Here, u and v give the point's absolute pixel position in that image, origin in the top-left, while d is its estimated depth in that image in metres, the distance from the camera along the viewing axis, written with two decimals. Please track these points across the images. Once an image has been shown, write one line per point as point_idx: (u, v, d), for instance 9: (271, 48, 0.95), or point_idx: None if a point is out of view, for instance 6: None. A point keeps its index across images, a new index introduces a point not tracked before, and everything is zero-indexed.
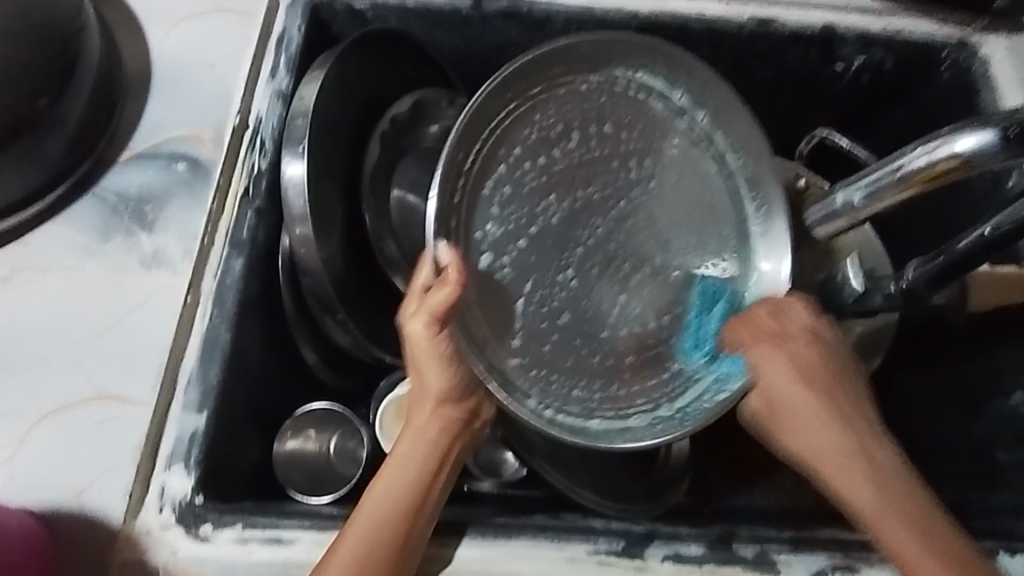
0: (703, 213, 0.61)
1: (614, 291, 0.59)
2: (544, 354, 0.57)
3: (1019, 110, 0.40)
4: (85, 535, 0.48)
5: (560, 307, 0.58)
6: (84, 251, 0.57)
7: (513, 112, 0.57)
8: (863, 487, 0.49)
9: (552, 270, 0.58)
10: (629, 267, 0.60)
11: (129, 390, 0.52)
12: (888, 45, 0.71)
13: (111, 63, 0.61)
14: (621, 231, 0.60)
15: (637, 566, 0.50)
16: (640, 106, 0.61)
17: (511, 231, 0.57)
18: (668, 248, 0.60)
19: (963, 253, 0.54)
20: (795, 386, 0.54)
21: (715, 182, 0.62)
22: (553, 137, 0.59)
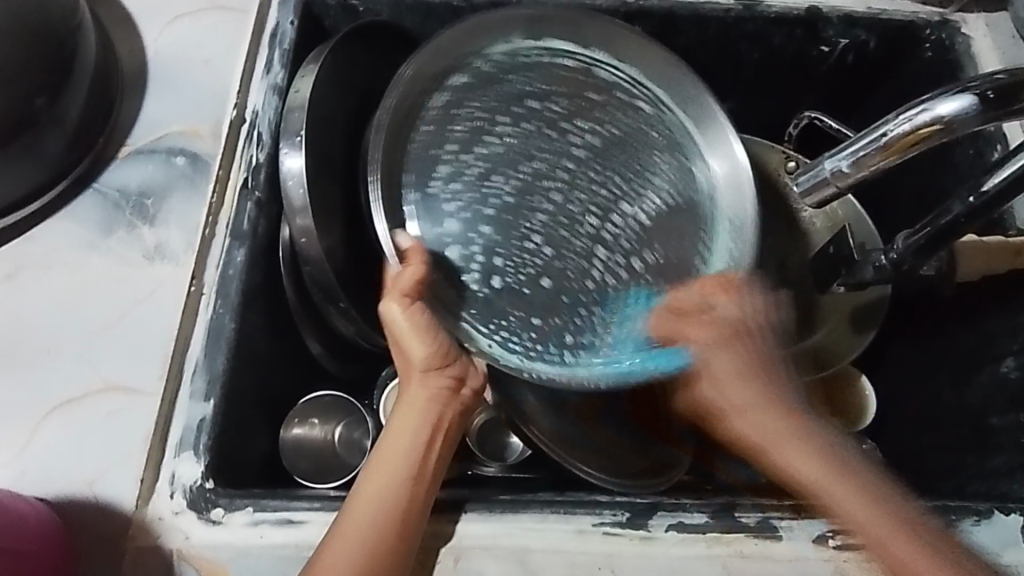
0: (651, 157, 0.60)
1: (584, 246, 0.58)
2: (528, 300, 0.57)
3: (990, 76, 0.42)
4: (98, 523, 0.49)
5: (537, 273, 0.57)
6: (87, 246, 0.57)
7: (437, 102, 0.59)
8: (812, 462, 0.52)
9: (516, 239, 0.57)
10: (594, 221, 0.58)
11: (137, 381, 0.53)
12: (870, 26, 0.73)
13: (108, 61, 0.62)
14: (591, 190, 0.59)
15: (642, 536, 0.51)
16: (556, 74, 0.61)
17: (468, 217, 0.57)
18: (630, 199, 0.59)
19: (950, 222, 0.55)
20: (749, 394, 0.56)
21: (648, 119, 0.61)
22: (480, 125, 0.59)
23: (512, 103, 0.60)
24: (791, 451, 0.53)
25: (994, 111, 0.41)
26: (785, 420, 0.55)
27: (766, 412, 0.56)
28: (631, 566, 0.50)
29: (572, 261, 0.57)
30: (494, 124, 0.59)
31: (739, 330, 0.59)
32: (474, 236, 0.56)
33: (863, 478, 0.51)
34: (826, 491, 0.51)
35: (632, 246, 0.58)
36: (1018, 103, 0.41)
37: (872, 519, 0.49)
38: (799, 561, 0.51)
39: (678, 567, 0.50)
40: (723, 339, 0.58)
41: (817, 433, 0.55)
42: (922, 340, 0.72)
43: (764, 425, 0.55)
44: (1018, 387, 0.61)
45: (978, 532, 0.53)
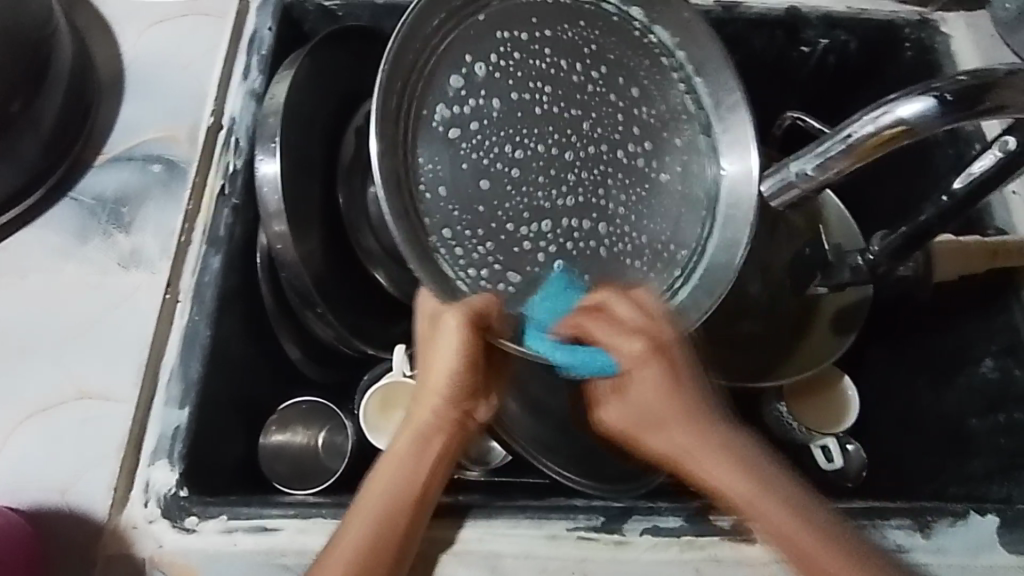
0: (648, 187, 0.54)
1: (535, 236, 0.53)
2: (462, 233, 0.52)
3: (955, 75, 0.42)
4: (71, 531, 0.49)
5: (483, 231, 0.52)
6: (63, 253, 0.57)
7: (469, 38, 0.53)
8: (737, 477, 0.51)
9: (474, 178, 0.52)
10: (565, 222, 0.53)
11: (112, 388, 0.53)
12: (850, 27, 0.73)
13: (84, 67, 0.62)
14: (577, 193, 0.53)
15: (616, 541, 0.51)
16: (643, 61, 0.56)
17: (451, 154, 0.52)
18: (605, 203, 0.54)
19: (923, 221, 0.55)
20: (660, 397, 0.54)
21: (687, 146, 0.56)
22: (534, 56, 0.54)
23: (567, 66, 0.54)
24: (713, 466, 0.52)
25: (956, 112, 0.41)
26: (684, 422, 0.54)
27: (685, 420, 0.53)
28: (605, 571, 0.50)
29: (519, 229, 0.52)
30: (529, 75, 0.53)
31: (667, 334, 0.53)
32: (438, 176, 0.51)
33: (789, 490, 0.51)
34: (748, 508, 0.51)
35: (578, 255, 0.53)
36: (979, 106, 0.42)
37: (811, 544, 0.48)
38: (772, 565, 0.51)
39: (651, 570, 0.51)
40: (647, 350, 0.53)
41: (728, 439, 0.53)
42: (903, 341, 0.73)
43: (680, 437, 0.53)
44: (997, 388, 0.62)
45: (953, 533, 0.53)
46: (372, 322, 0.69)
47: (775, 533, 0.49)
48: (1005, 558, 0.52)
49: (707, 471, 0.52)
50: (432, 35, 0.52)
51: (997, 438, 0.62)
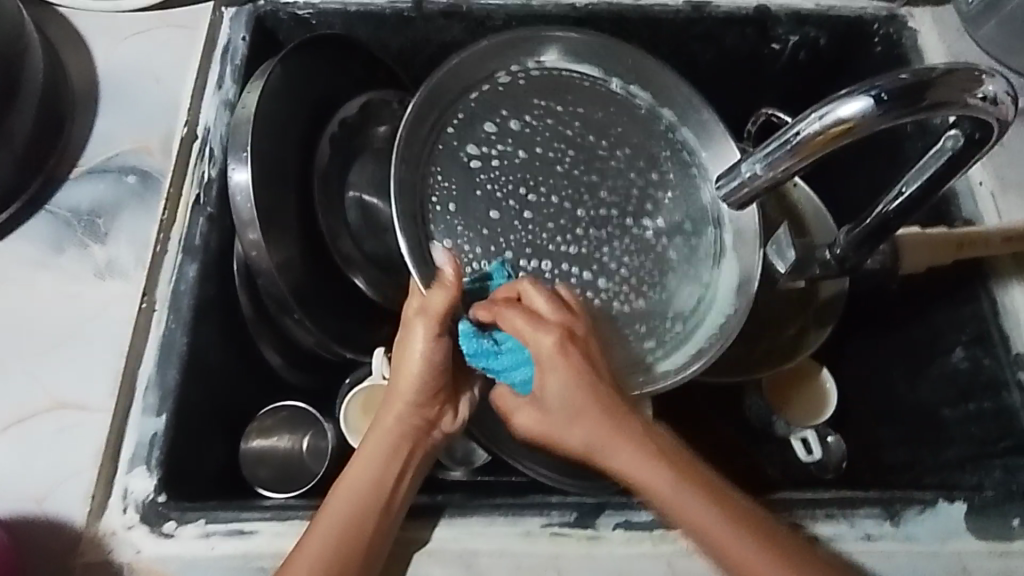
0: (641, 242, 0.61)
1: (536, 272, 0.58)
2: (473, 252, 0.57)
3: (894, 75, 0.44)
4: (47, 540, 0.49)
5: (483, 261, 0.58)
6: (39, 266, 0.58)
7: (498, 103, 0.62)
8: (658, 476, 0.49)
9: (487, 211, 0.59)
10: (571, 274, 0.59)
11: (89, 398, 0.54)
12: (820, 23, 0.74)
13: (58, 81, 0.62)
14: (579, 245, 0.60)
15: (590, 535, 0.52)
16: (651, 138, 0.64)
17: (470, 185, 0.59)
18: (606, 261, 0.60)
19: (882, 215, 0.56)
20: (580, 402, 0.49)
21: (692, 217, 0.62)
22: (555, 123, 0.63)
23: (590, 139, 0.63)
24: (622, 450, 0.50)
25: (896, 111, 0.43)
26: (604, 429, 0.50)
27: (602, 423, 0.50)
28: (579, 567, 0.51)
29: (524, 261, 0.58)
30: (552, 140, 0.63)
31: (574, 326, 0.51)
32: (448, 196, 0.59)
33: (719, 492, 0.50)
34: (664, 490, 0.49)
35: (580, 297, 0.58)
36: (920, 103, 0.43)
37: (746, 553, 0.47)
38: None
39: (624, 564, 0.51)
40: (560, 344, 0.49)
41: (649, 430, 0.51)
42: (880, 331, 0.74)
43: (600, 431, 0.50)
44: (967, 377, 0.62)
45: (922, 522, 0.54)
46: (353, 326, 0.70)
47: (697, 523, 0.49)
48: (973, 544, 0.53)
49: (624, 465, 0.50)
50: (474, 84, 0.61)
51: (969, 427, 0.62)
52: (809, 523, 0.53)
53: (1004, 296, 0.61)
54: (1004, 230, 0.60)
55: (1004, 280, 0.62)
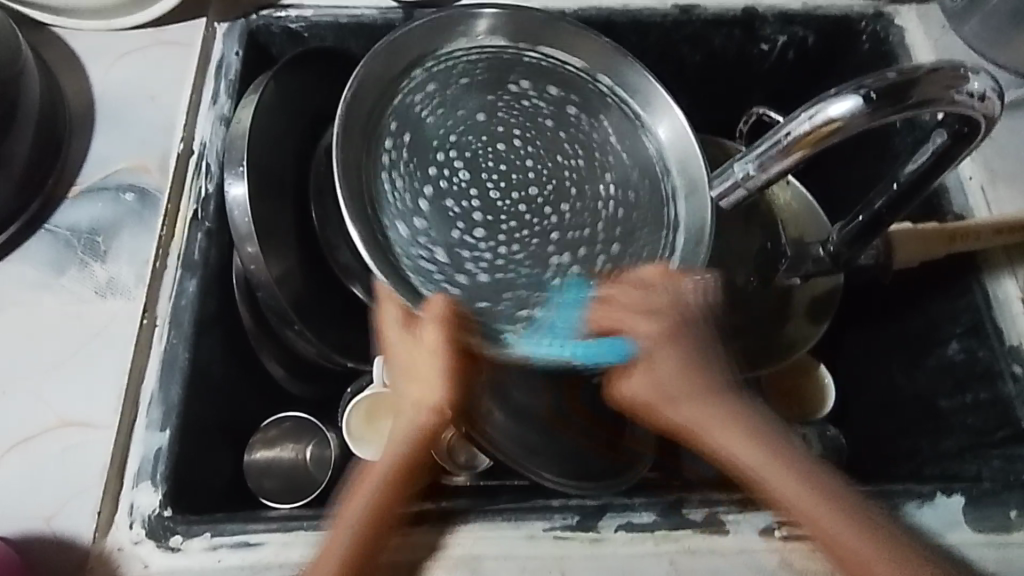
0: (569, 220, 0.63)
1: (462, 219, 0.61)
2: (409, 190, 0.61)
3: (881, 76, 0.45)
4: (58, 557, 0.50)
5: (418, 206, 0.60)
6: (40, 286, 0.59)
7: (485, 78, 0.65)
8: (752, 448, 0.53)
9: (430, 155, 0.62)
10: (495, 237, 0.61)
11: (94, 415, 0.54)
12: (807, 22, 0.75)
13: (54, 102, 0.63)
14: (525, 216, 0.62)
15: (592, 538, 0.52)
16: (628, 143, 0.66)
17: (424, 128, 0.63)
18: (532, 228, 0.62)
19: (875, 211, 0.57)
20: (672, 380, 0.56)
21: (631, 212, 0.63)
22: (532, 94, 0.66)
23: (567, 117, 0.66)
24: (724, 433, 0.54)
25: (883, 112, 0.44)
26: (704, 403, 0.56)
27: (703, 397, 0.56)
28: (583, 568, 0.51)
29: (454, 201, 0.61)
30: (535, 115, 0.65)
31: (677, 317, 0.57)
32: (405, 145, 0.62)
33: (824, 482, 0.52)
34: (767, 477, 0.52)
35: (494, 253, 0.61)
36: (907, 101, 0.44)
37: (850, 537, 0.49)
38: (746, 554, 0.52)
39: (627, 565, 0.52)
40: (668, 329, 0.57)
41: (743, 412, 0.56)
42: (877, 324, 0.74)
43: (698, 408, 0.56)
44: (964, 370, 0.63)
45: (921, 514, 0.54)
46: (353, 335, 0.70)
47: (784, 500, 0.51)
48: (972, 535, 0.54)
49: (721, 441, 0.54)
50: (490, 75, 0.65)
51: (966, 417, 0.63)
52: None
53: (995, 287, 0.62)
54: (994, 222, 0.61)
55: (996, 271, 0.62)
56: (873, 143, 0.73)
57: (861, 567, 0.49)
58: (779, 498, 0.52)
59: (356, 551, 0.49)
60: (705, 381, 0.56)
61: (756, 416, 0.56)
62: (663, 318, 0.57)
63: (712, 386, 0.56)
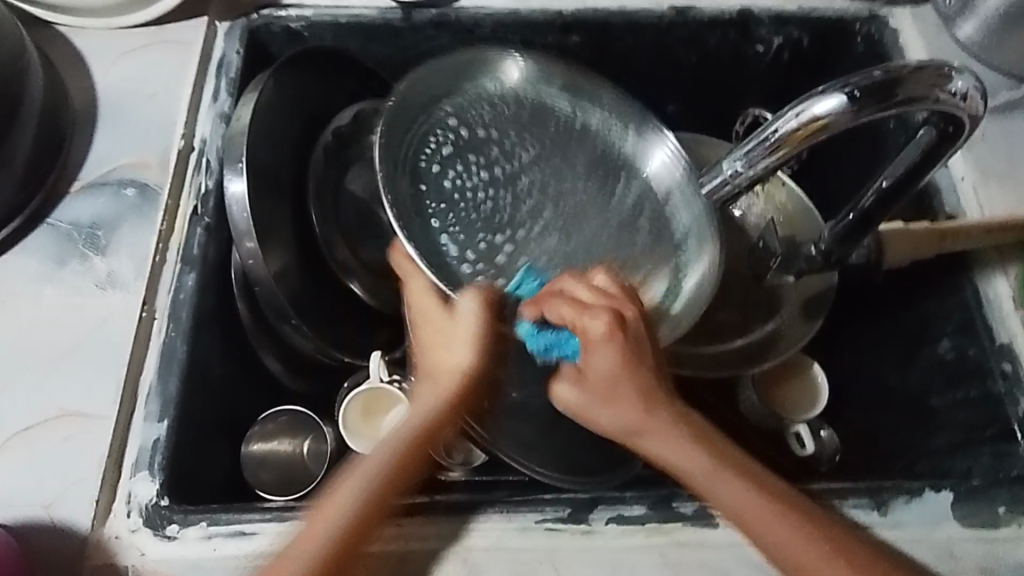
0: (552, 234, 0.68)
1: (477, 186, 0.69)
2: (445, 154, 0.68)
3: (866, 74, 0.45)
4: (56, 546, 0.51)
5: (446, 164, 0.68)
6: (41, 279, 0.60)
7: (552, 116, 0.71)
8: (683, 448, 0.54)
9: (479, 138, 0.70)
10: (493, 218, 0.68)
11: (94, 407, 0.55)
12: (802, 23, 0.75)
13: (57, 99, 0.64)
14: (527, 220, 0.69)
15: (584, 530, 0.53)
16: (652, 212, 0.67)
17: (490, 121, 0.70)
18: (524, 227, 0.68)
19: (864, 208, 0.58)
20: (613, 378, 0.54)
21: (611, 254, 0.67)
22: (586, 138, 0.71)
23: (605, 164, 0.70)
24: (660, 436, 0.55)
25: (868, 109, 0.45)
26: (651, 405, 0.55)
27: (640, 397, 0.55)
28: (575, 560, 0.52)
29: (479, 173, 0.69)
30: (581, 152, 0.71)
31: (627, 313, 0.54)
32: (459, 131, 0.69)
33: (761, 485, 0.52)
34: (706, 481, 0.53)
35: (483, 225, 0.68)
36: (893, 99, 0.45)
37: (784, 539, 0.50)
38: (736, 547, 0.53)
39: (618, 558, 0.52)
40: (601, 333, 0.53)
41: (680, 415, 0.56)
42: (870, 322, 0.75)
43: (631, 411, 0.55)
44: (954, 367, 0.64)
45: (909, 509, 0.55)
46: (351, 332, 0.71)
47: (716, 496, 0.52)
48: (961, 529, 0.54)
49: (653, 445, 0.55)
50: (561, 111, 0.71)
51: (956, 414, 0.63)
52: None
53: (986, 286, 0.63)
54: (984, 223, 0.62)
55: (986, 270, 0.63)
56: (867, 144, 0.74)
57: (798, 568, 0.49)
58: (709, 497, 0.52)
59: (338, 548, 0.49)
60: (644, 379, 0.55)
61: (687, 421, 0.55)
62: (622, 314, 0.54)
63: (651, 389, 0.55)
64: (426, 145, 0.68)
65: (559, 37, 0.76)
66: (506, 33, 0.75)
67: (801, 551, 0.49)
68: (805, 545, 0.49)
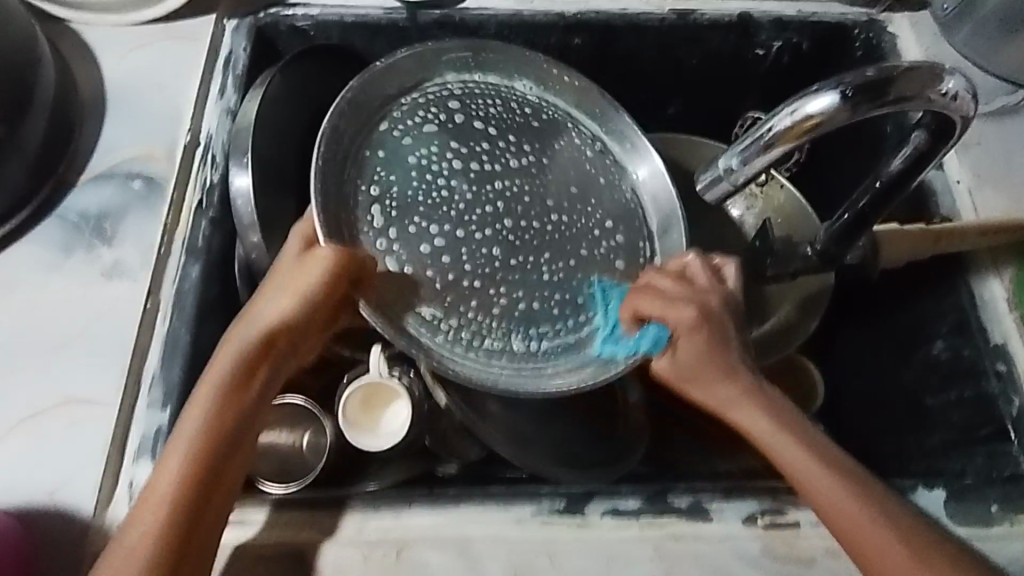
0: (498, 243, 0.59)
1: (422, 168, 0.58)
2: (388, 135, 0.59)
3: (856, 74, 0.47)
4: (59, 530, 0.51)
5: (383, 146, 0.59)
6: (49, 268, 0.60)
7: (524, 107, 0.65)
8: (763, 426, 0.55)
9: (430, 120, 0.60)
10: (429, 210, 0.57)
11: (98, 394, 0.56)
12: (801, 28, 0.76)
13: (67, 92, 0.65)
14: (468, 219, 0.58)
15: (579, 522, 0.54)
16: (617, 238, 0.63)
17: (444, 103, 0.62)
18: (467, 225, 0.58)
19: (858, 209, 0.59)
20: (698, 359, 0.56)
21: (551, 282, 0.60)
22: (556, 143, 0.64)
23: (572, 177, 0.63)
24: (746, 414, 0.55)
25: (860, 108, 0.46)
26: (733, 387, 0.56)
27: (726, 378, 0.56)
28: (571, 551, 0.53)
29: (427, 155, 0.59)
30: (548, 153, 0.63)
31: (710, 301, 0.57)
32: (414, 110, 0.61)
33: (840, 470, 0.52)
34: (786, 458, 0.53)
35: (419, 215, 0.57)
36: (885, 98, 0.46)
37: (861, 521, 0.50)
38: (730, 541, 0.53)
39: (613, 549, 0.53)
40: (693, 318, 0.56)
41: (763, 395, 0.56)
42: (866, 324, 0.76)
43: (715, 387, 0.56)
44: (948, 368, 0.64)
45: None
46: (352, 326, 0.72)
47: (798, 475, 0.52)
48: (953, 527, 0.55)
49: (736, 422, 0.56)
50: (532, 109, 0.65)
51: (950, 414, 0.64)
52: (791, 509, 0.54)
53: (981, 288, 0.63)
54: (980, 224, 0.62)
55: (981, 271, 0.64)
56: (864, 147, 0.75)
57: (870, 550, 0.49)
58: (794, 476, 0.52)
59: (166, 544, 0.46)
60: (727, 361, 0.56)
61: (770, 402, 0.56)
62: (704, 298, 0.57)
63: (731, 372, 0.56)
64: (376, 126, 0.59)
65: (561, 38, 0.77)
66: (510, 34, 0.76)
67: (869, 539, 0.49)
68: (878, 531, 0.49)
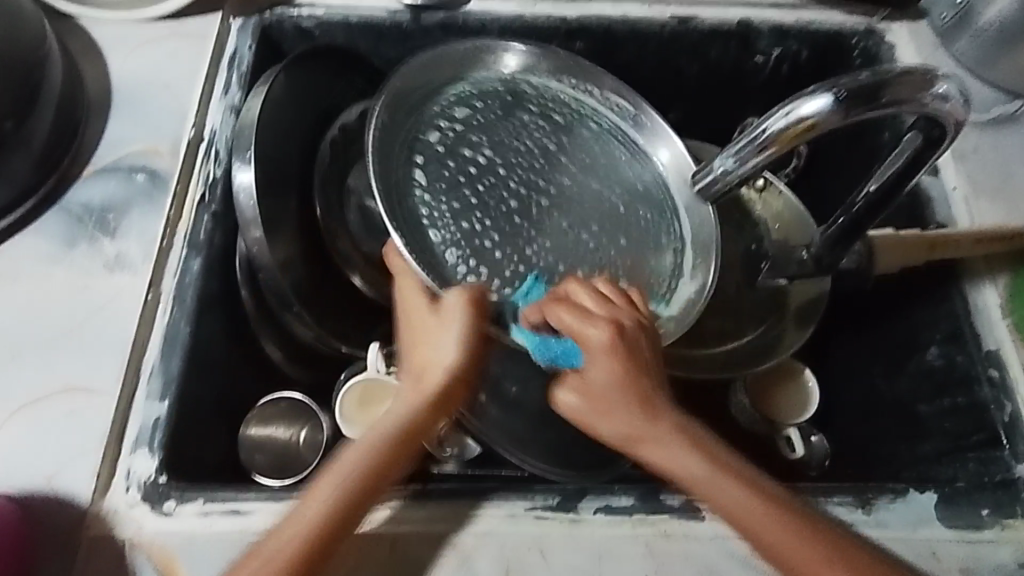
0: (537, 210, 0.67)
1: (473, 146, 0.68)
2: (454, 117, 0.69)
3: (850, 78, 0.47)
4: (55, 517, 0.52)
5: (442, 125, 0.68)
6: (52, 259, 0.61)
7: (570, 101, 0.73)
8: (685, 458, 0.52)
9: (489, 106, 0.71)
10: (471, 181, 0.66)
11: (97, 383, 0.56)
12: (800, 36, 0.77)
13: (74, 86, 0.66)
14: (510, 190, 0.67)
15: (572, 519, 0.54)
16: (651, 220, 0.69)
17: (500, 94, 0.71)
18: (507, 194, 0.67)
19: (854, 213, 0.59)
20: (613, 385, 0.53)
21: (582, 246, 0.66)
22: (598, 134, 0.73)
23: (610, 165, 0.71)
24: (660, 446, 0.53)
25: (853, 112, 0.47)
26: (627, 416, 0.53)
27: (628, 407, 0.53)
28: (563, 547, 0.53)
29: (479, 135, 0.69)
30: (588, 142, 0.72)
31: (625, 320, 0.55)
32: (473, 98, 0.71)
33: (769, 501, 0.50)
34: (711, 489, 0.51)
35: (463, 183, 0.66)
36: (878, 101, 0.47)
37: (794, 553, 0.48)
38: (720, 540, 0.54)
39: (604, 547, 0.53)
40: (618, 342, 0.54)
41: (677, 424, 0.53)
42: (861, 331, 0.76)
43: (627, 416, 0.53)
44: (942, 374, 0.64)
45: (892, 509, 0.56)
46: (351, 324, 0.73)
47: (711, 497, 0.51)
48: (944, 531, 0.55)
49: (654, 454, 0.53)
50: (576, 103, 0.73)
51: (943, 420, 0.64)
52: None
53: (975, 295, 0.64)
54: (973, 232, 0.63)
55: (976, 279, 0.64)
56: (860, 154, 0.76)
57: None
58: (730, 513, 0.50)
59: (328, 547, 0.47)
60: (645, 386, 0.54)
61: (687, 429, 0.53)
62: (612, 317, 0.55)
63: (640, 403, 0.53)
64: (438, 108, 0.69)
65: (563, 42, 0.78)
66: (512, 37, 0.77)
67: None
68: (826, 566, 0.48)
